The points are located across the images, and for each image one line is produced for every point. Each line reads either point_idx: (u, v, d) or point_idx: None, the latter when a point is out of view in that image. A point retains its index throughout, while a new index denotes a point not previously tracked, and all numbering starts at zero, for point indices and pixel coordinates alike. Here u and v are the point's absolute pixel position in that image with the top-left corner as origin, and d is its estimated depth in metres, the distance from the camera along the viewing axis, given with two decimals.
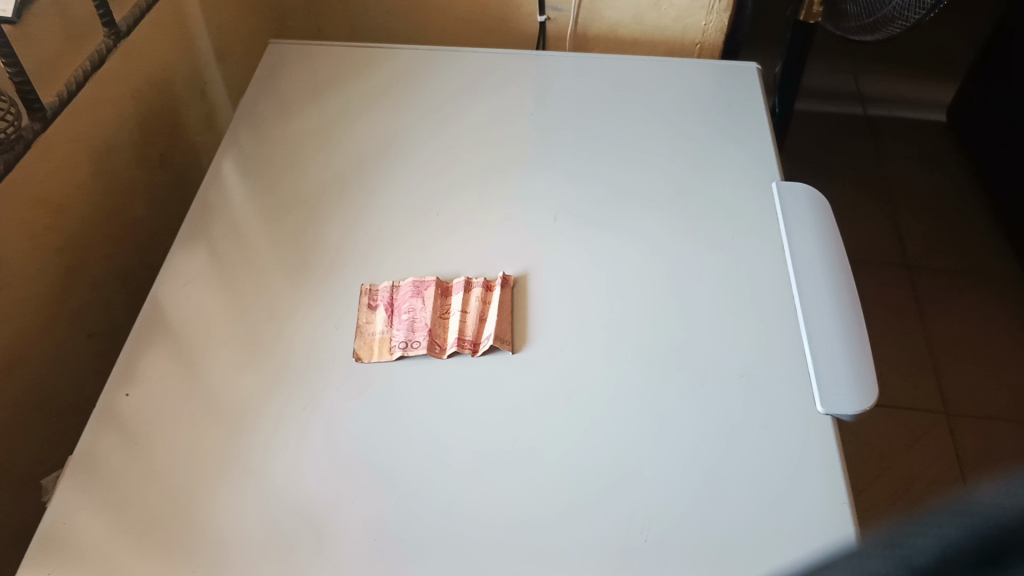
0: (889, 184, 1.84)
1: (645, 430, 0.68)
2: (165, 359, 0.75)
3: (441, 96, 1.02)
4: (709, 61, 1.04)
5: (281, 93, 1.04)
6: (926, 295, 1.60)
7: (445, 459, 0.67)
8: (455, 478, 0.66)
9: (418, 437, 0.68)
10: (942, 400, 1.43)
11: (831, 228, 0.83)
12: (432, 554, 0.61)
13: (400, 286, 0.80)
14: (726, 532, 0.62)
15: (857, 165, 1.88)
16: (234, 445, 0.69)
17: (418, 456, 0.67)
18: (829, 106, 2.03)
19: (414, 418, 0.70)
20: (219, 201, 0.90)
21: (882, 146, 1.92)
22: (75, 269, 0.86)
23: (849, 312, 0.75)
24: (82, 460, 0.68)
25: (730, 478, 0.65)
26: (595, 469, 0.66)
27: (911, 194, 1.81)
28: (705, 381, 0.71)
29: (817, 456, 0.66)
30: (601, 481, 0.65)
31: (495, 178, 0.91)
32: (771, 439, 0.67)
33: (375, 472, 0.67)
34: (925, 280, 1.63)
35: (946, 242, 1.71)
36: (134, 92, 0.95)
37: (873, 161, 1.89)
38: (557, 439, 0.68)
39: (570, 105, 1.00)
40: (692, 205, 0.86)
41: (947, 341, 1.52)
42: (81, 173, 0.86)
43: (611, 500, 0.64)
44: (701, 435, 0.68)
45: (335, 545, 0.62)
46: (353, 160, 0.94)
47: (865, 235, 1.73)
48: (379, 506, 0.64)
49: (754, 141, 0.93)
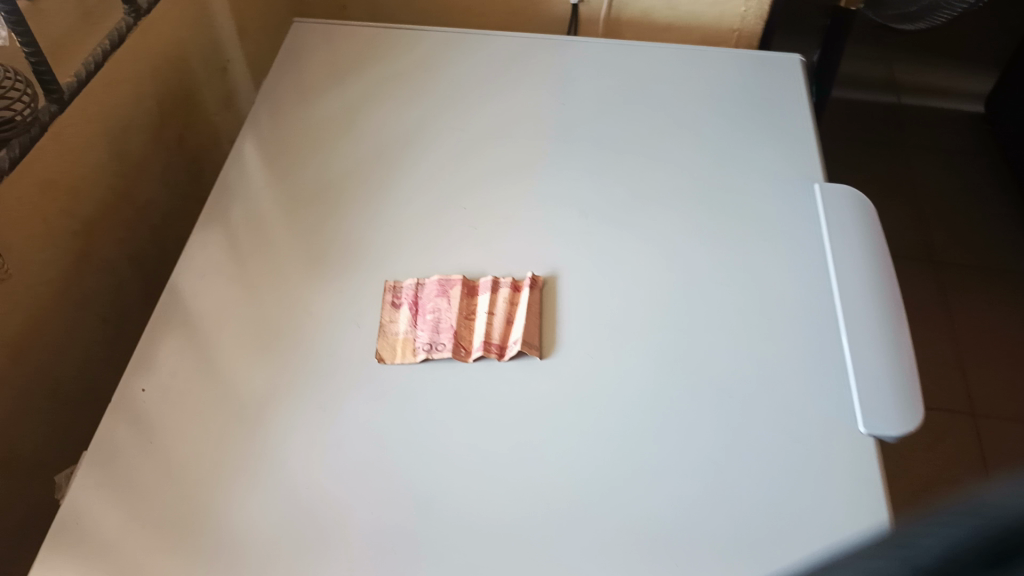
0: (916, 174, 1.78)
1: (671, 447, 0.65)
2: (179, 355, 0.73)
3: (466, 82, 0.98)
4: (747, 51, 0.99)
5: (301, 75, 1.01)
6: (951, 290, 1.56)
7: (456, 457, 0.65)
8: (462, 484, 0.63)
9: (431, 437, 0.66)
10: (967, 400, 1.39)
11: (876, 234, 0.79)
12: (445, 555, 0.60)
13: (425, 283, 0.77)
14: (737, 534, 0.60)
15: (888, 159, 1.81)
16: (250, 445, 0.67)
17: (421, 449, 0.66)
18: (861, 96, 1.95)
19: (433, 423, 0.67)
20: (237, 189, 0.87)
21: (912, 138, 1.85)
22: (87, 254, 0.84)
23: (894, 326, 0.72)
24: (95, 458, 0.66)
25: (736, 482, 0.63)
26: (598, 470, 0.64)
27: (938, 185, 1.76)
28: (709, 379, 0.69)
29: (844, 465, 0.64)
30: (604, 483, 0.63)
31: (513, 175, 0.87)
32: (791, 445, 0.65)
33: (390, 471, 0.65)
34: (952, 276, 1.59)
35: (975, 238, 1.66)
36: (151, 71, 0.92)
37: (902, 152, 1.82)
38: (558, 436, 0.66)
39: (597, 94, 0.95)
40: (725, 205, 0.83)
41: (972, 337, 1.48)
42: (94, 155, 0.83)
43: (613, 501, 0.62)
44: (709, 432, 0.66)
45: (348, 546, 0.60)
46: (374, 150, 0.91)
47: (890, 228, 1.68)
48: (385, 495, 0.63)
49: (795, 137, 0.89)
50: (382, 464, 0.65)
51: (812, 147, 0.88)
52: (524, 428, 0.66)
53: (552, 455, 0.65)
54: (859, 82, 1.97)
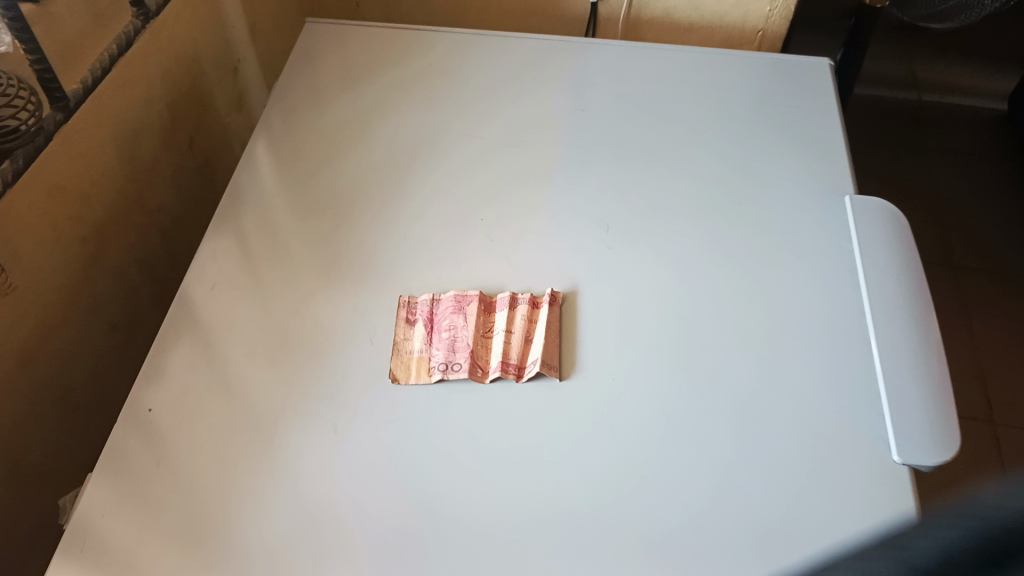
0: (933, 176, 1.61)
1: (685, 457, 0.63)
2: (187, 372, 0.71)
3: (483, 87, 0.95)
4: (772, 55, 0.96)
5: (313, 79, 0.98)
6: (970, 298, 1.42)
7: (454, 452, 0.65)
8: (471, 486, 0.63)
9: (431, 435, 0.66)
10: (987, 407, 1.27)
11: (908, 245, 0.76)
12: (447, 553, 0.59)
13: (441, 299, 0.74)
14: (740, 533, 0.59)
15: (905, 160, 1.63)
16: (261, 467, 0.65)
17: (421, 448, 0.65)
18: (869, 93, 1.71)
19: (446, 432, 0.66)
20: (246, 197, 0.84)
21: (936, 138, 1.67)
22: (98, 262, 0.82)
23: (927, 348, 0.69)
24: (100, 482, 0.64)
25: (739, 482, 0.62)
26: (599, 473, 0.63)
27: (958, 190, 1.59)
28: (714, 379, 0.68)
29: (858, 470, 0.62)
30: (605, 485, 0.62)
31: (531, 185, 0.84)
32: (805, 449, 0.63)
33: (393, 472, 0.64)
34: (974, 279, 1.44)
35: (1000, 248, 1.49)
36: (161, 73, 0.89)
37: (922, 154, 1.64)
38: (558, 436, 0.65)
39: (620, 101, 0.92)
40: (755, 216, 0.79)
41: (996, 342, 1.35)
42: (105, 160, 0.81)
43: (613, 502, 0.61)
44: (712, 431, 0.65)
45: (352, 550, 0.60)
46: (387, 159, 0.88)
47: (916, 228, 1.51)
48: (388, 493, 0.63)
49: (825, 144, 0.85)
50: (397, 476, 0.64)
51: (843, 156, 0.84)
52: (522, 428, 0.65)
53: (559, 455, 0.64)
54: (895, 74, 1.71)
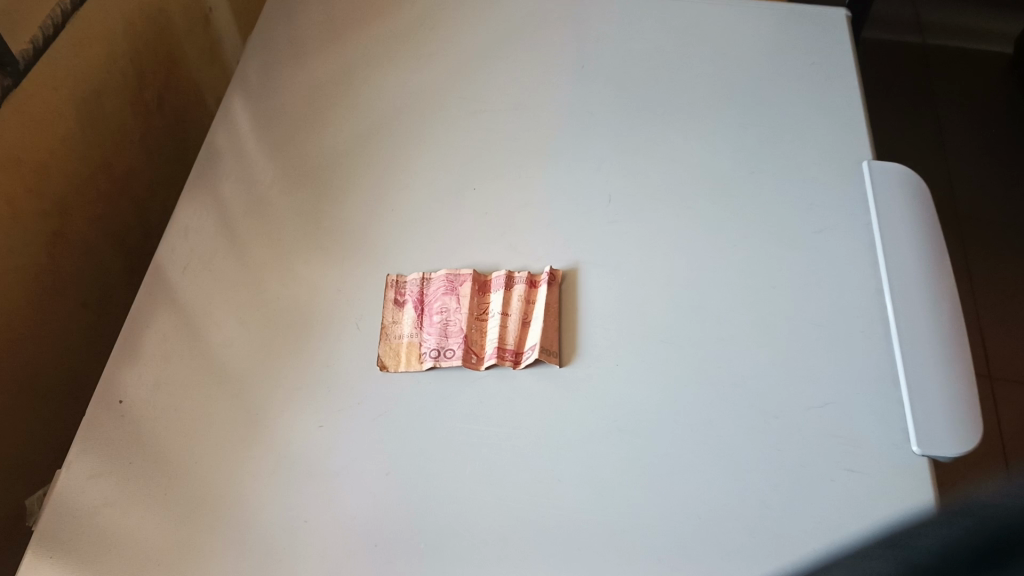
0: (937, 110, 1.41)
1: (696, 448, 0.60)
2: (160, 361, 0.67)
3: (476, 42, 0.88)
4: (785, 5, 0.89)
5: (294, 34, 0.91)
6: (972, 251, 1.24)
7: (450, 451, 0.61)
8: (470, 478, 0.59)
9: (429, 433, 0.62)
10: (983, 360, 1.13)
11: (930, 221, 0.72)
12: (446, 561, 0.56)
13: (432, 279, 0.70)
14: (751, 533, 0.56)
15: (913, 104, 1.42)
16: (241, 463, 0.61)
17: (416, 446, 0.61)
18: (885, 35, 1.52)
19: (445, 422, 0.62)
20: (222, 168, 0.79)
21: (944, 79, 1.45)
22: (64, 235, 0.77)
23: (950, 335, 0.65)
24: (72, 482, 0.61)
25: (749, 478, 0.58)
26: (603, 471, 0.59)
27: (961, 127, 1.39)
28: (721, 370, 0.63)
29: (877, 465, 0.59)
30: (610, 485, 0.59)
31: (529, 153, 0.78)
32: (822, 443, 0.60)
33: (389, 470, 0.60)
34: (975, 230, 1.27)
35: (1002, 191, 1.31)
36: (124, 26, 0.82)
37: (934, 94, 1.43)
38: (560, 433, 0.61)
39: (623, 58, 0.85)
40: (766, 188, 0.74)
41: (993, 298, 1.19)
42: (65, 125, 0.75)
43: (616, 501, 0.58)
44: (723, 425, 0.61)
45: (346, 557, 0.57)
46: (373, 123, 0.82)
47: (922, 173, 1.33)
48: (386, 495, 0.59)
49: (841, 106, 0.80)
50: (396, 472, 0.60)
51: (862, 120, 0.79)
52: (522, 424, 0.61)
53: (566, 445, 0.60)
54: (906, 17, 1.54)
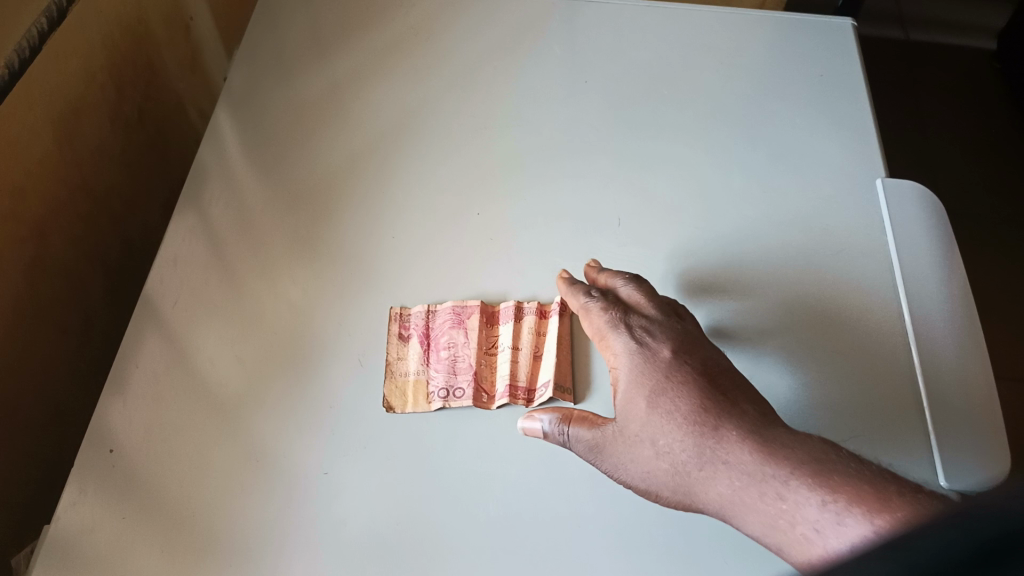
0: (931, 110, 1.41)
1: None
2: (150, 405, 0.63)
3: (473, 56, 0.85)
4: (786, 14, 0.87)
5: (282, 46, 0.87)
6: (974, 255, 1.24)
7: (464, 497, 0.58)
8: (491, 518, 0.57)
9: (441, 477, 0.59)
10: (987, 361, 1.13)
11: (946, 235, 0.70)
12: None
13: (438, 311, 0.67)
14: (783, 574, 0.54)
15: (905, 104, 1.41)
16: (243, 513, 0.58)
17: (429, 491, 0.58)
18: (872, 33, 1.51)
19: (463, 458, 0.59)
20: (209, 192, 0.75)
21: (937, 75, 1.45)
22: (43, 263, 0.73)
23: (971, 354, 0.63)
24: (62, 538, 0.57)
25: None
26: (627, 514, 0.56)
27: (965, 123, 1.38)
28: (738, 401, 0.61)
29: None
30: (636, 530, 0.56)
31: (533, 173, 0.75)
32: None
33: (400, 517, 0.57)
34: (972, 233, 1.26)
35: (994, 188, 1.31)
36: (102, 42, 0.78)
37: (924, 93, 1.43)
38: (578, 475, 0.58)
39: (624, 70, 0.83)
40: (781, 207, 0.72)
41: (994, 296, 1.20)
42: (42, 147, 0.71)
43: (641, 547, 0.55)
44: None
45: None
46: (367, 142, 0.79)
47: (920, 173, 1.33)
48: (397, 548, 0.56)
49: (850, 121, 0.78)
50: (410, 517, 0.57)
51: (872, 135, 0.77)
52: (539, 466, 0.59)
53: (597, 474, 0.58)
54: (890, 16, 1.53)
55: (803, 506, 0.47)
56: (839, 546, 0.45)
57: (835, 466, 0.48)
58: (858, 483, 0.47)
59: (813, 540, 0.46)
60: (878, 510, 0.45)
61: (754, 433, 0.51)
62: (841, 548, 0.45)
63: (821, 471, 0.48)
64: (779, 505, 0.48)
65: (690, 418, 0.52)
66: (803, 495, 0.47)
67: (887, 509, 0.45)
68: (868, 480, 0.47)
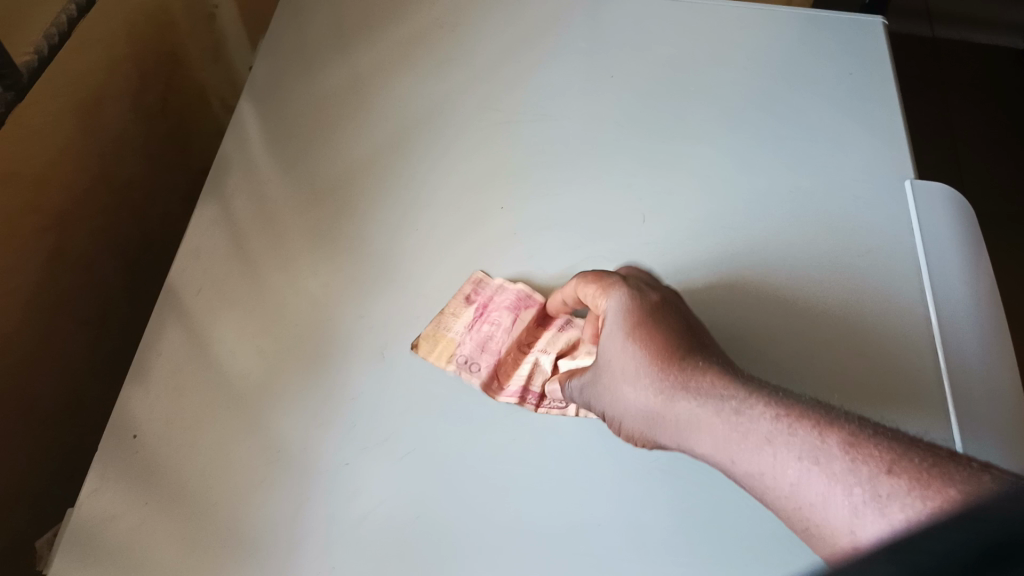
0: (953, 106, 1.40)
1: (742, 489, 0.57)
2: (172, 393, 0.63)
3: (495, 49, 0.85)
4: (810, 11, 0.86)
5: (307, 35, 0.87)
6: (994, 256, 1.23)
7: (483, 494, 0.58)
8: (508, 516, 0.57)
9: (460, 474, 0.58)
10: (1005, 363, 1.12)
11: (974, 235, 0.69)
12: None
13: (507, 288, 0.68)
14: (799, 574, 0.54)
15: (926, 102, 1.40)
16: (267, 504, 0.58)
17: (446, 488, 0.58)
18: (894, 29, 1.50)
19: (480, 454, 0.59)
20: (230, 182, 0.75)
21: (959, 72, 1.44)
22: (64, 250, 0.73)
23: (998, 354, 0.62)
24: (82, 528, 0.57)
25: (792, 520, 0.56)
26: (646, 516, 0.56)
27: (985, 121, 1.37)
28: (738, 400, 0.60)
29: None
30: (655, 531, 0.56)
31: (555, 168, 0.75)
32: None
33: (418, 511, 0.57)
34: (993, 233, 1.25)
35: (1011, 194, 1.29)
36: (126, 30, 0.78)
37: (947, 91, 1.41)
38: (597, 476, 0.58)
39: (648, 67, 0.82)
40: (804, 207, 0.71)
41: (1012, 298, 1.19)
42: (66, 136, 0.71)
43: (660, 547, 0.55)
44: None
45: None
46: (390, 134, 0.79)
47: (939, 172, 1.32)
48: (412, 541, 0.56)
49: (875, 120, 0.77)
50: (427, 512, 0.57)
51: (898, 136, 0.76)
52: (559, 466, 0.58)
53: (615, 473, 0.58)
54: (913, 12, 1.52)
55: (756, 423, 0.45)
56: (792, 464, 0.42)
57: (794, 395, 0.46)
58: (812, 410, 0.44)
59: (763, 456, 0.43)
60: (822, 430, 0.42)
61: (721, 371, 0.50)
62: (792, 463, 0.42)
63: (778, 403, 0.45)
64: (729, 427, 0.46)
65: (655, 355, 0.52)
66: (755, 420, 0.45)
67: (832, 431, 0.41)
68: (827, 412, 0.43)
